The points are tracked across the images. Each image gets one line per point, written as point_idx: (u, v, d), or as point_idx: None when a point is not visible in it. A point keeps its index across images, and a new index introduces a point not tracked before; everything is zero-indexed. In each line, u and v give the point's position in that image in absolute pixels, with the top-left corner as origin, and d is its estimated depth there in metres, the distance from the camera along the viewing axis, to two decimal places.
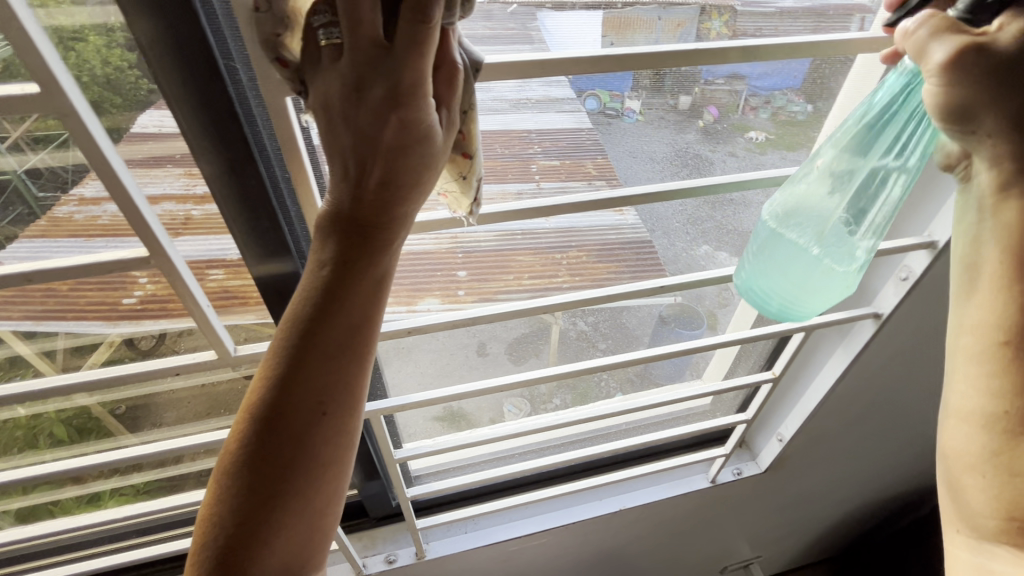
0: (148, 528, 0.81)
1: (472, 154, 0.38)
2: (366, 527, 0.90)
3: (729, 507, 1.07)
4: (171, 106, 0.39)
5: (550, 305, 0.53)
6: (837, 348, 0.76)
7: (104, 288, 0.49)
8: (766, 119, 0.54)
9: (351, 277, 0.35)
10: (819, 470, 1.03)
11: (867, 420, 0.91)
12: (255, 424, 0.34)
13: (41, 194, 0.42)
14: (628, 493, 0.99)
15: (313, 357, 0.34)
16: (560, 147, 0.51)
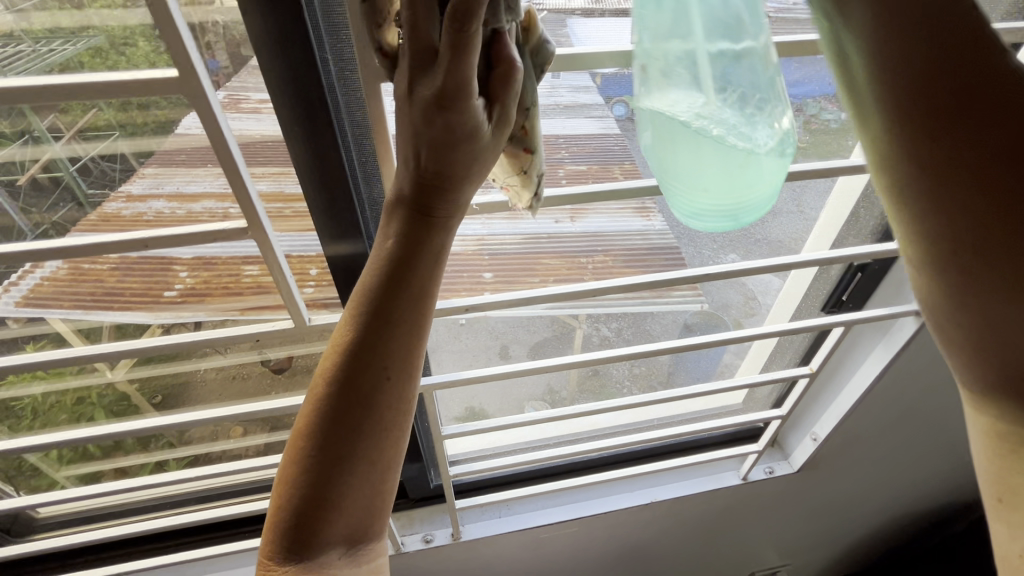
0: (175, 503, 0.83)
1: (533, 150, 0.39)
2: (404, 507, 0.91)
3: (762, 505, 1.06)
4: (273, 98, 0.41)
5: (585, 291, 0.52)
6: (878, 344, 0.74)
7: (147, 280, 0.52)
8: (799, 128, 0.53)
9: (416, 253, 0.36)
10: (853, 475, 1.01)
11: (908, 424, 0.89)
12: (327, 390, 0.35)
13: (90, 191, 0.44)
14: (657, 486, 0.99)
15: (382, 329, 0.35)
16: (586, 153, 0.52)
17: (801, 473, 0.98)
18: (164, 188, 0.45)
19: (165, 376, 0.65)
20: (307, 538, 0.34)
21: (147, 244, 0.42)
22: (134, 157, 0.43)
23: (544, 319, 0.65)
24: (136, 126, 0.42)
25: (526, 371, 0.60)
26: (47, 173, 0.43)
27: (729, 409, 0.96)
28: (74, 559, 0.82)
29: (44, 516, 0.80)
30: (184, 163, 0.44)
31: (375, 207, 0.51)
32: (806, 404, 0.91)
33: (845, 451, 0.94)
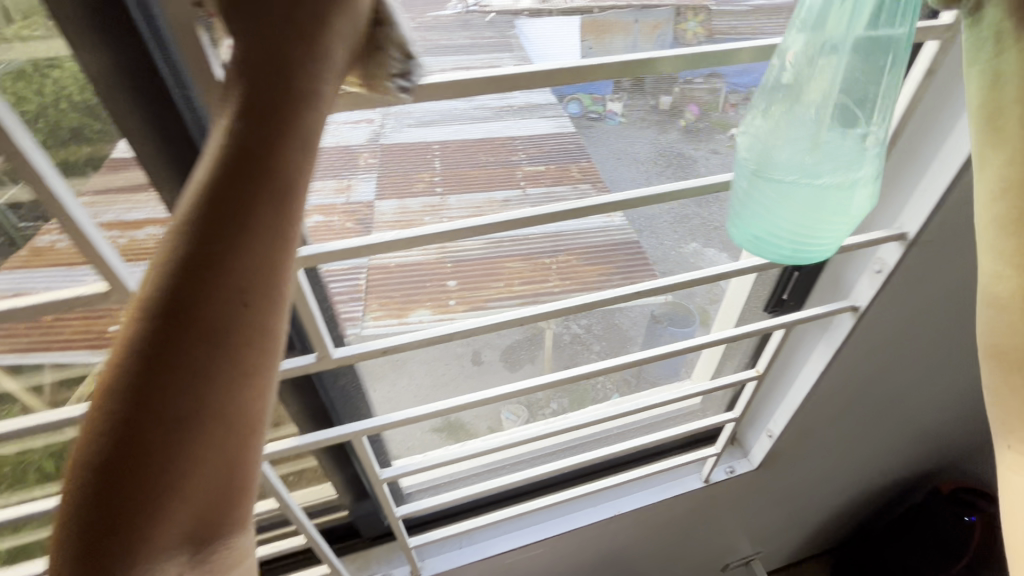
0: None
1: (375, 19, 0.33)
2: (362, 547, 0.89)
3: (722, 505, 1.07)
4: (132, 138, 0.38)
5: (511, 319, 0.50)
6: (819, 340, 0.76)
7: (90, 318, 0.49)
8: None
9: (259, 149, 0.27)
10: (812, 464, 1.03)
11: (854, 413, 0.92)
12: (137, 342, 0.26)
13: (22, 224, 0.42)
14: (622, 498, 0.99)
15: (221, 234, 0.26)
16: (545, 152, 0.52)
17: (761, 469, 1.00)
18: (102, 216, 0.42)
19: None
20: (113, 548, 0.26)
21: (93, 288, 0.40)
22: None
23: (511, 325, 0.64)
24: (67, 161, 0.39)
25: (465, 404, 0.58)
26: None
27: (686, 412, 0.97)
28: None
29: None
30: (125, 189, 0.41)
31: None
32: (759, 403, 0.92)
33: (801, 443, 0.96)
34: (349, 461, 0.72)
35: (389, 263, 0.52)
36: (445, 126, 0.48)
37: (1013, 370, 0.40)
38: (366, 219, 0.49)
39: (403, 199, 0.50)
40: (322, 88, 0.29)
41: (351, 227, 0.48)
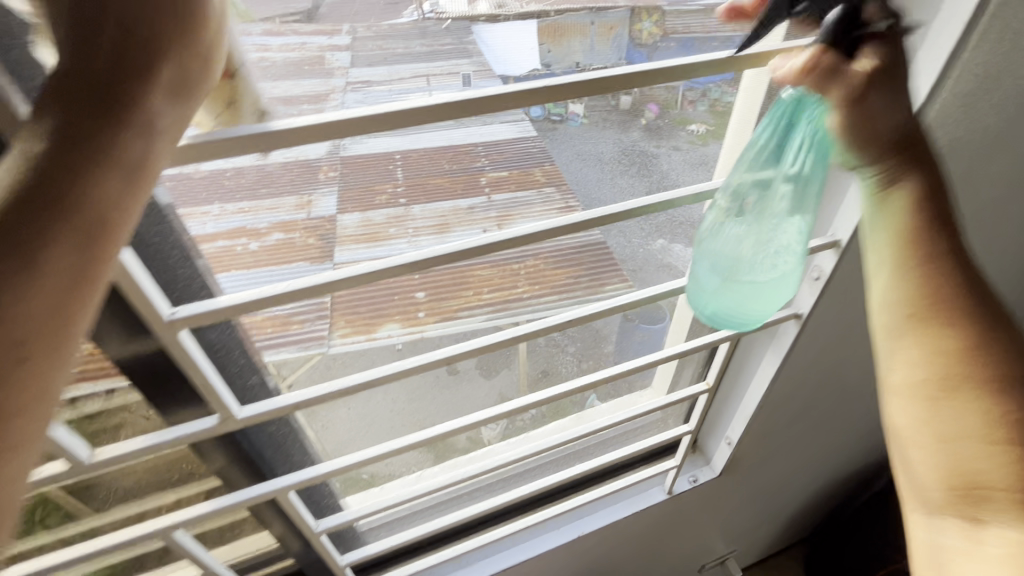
0: None
1: (232, 74, 0.34)
2: None
3: (688, 514, 1.08)
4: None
5: (436, 360, 0.49)
6: (767, 350, 0.77)
7: None
8: (704, 111, 0.55)
9: (66, 166, 0.24)
10: (776, 464, 1.05)
11: (809, 415, 0.94)
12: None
13: None
14: (583, 519, 0.98)
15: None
16: (507, 158, 0.51)
17: (723, 475, 1.00)
18: None
19: None
20: None
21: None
22: None
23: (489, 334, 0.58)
24: None
25: (402, 446, 0.58)
26: None
27: (648, 425, 0.97)
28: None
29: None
30: None
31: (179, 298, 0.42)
32: (715, 412, 0.93)
33: (760, 448, 0.97)
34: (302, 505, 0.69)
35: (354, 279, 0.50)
36: (405, 136, 0.47)
37: (911, 447, 0.43)
38: (329, 234, 0.48)
39: (367, 212, 0.49)
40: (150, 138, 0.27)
41: (315, 241, 0.47)
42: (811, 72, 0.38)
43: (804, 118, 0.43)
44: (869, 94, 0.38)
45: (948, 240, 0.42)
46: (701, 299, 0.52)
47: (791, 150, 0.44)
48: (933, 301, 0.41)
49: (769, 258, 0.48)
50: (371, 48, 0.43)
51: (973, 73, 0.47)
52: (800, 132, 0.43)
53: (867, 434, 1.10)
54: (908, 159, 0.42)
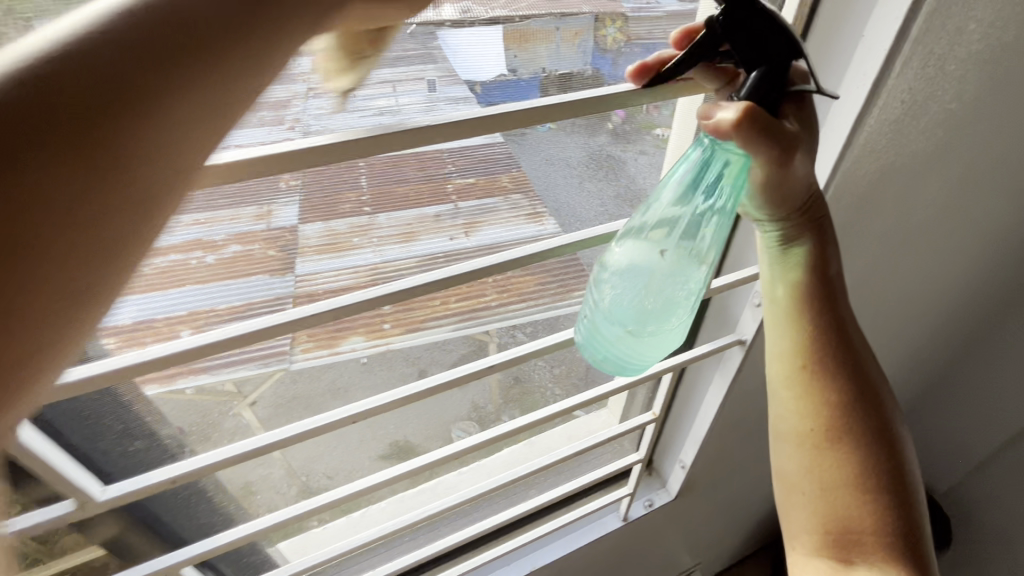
0: None
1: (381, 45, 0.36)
2: None
3: (643, 540, 1.09)
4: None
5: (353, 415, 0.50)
6: (715, 374, 0.79)
7: None
8: (669, 115, 0.55)
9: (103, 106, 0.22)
10: (730, 482, 1.07)
11: (754, 437, 0.97)
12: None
13: None
14: (539, 551, 0.97)
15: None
16: (474, 164, 0.50)
17: (680, 497, 1.01)
18: None
19: None
20: None
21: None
22: None
23: (458, 338, 0.58)
24: None
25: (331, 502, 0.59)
26: None
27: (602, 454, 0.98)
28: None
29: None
30: None
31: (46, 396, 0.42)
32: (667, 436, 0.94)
33: (713, 469, 0.99)
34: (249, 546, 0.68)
35: (318, 289, 0.49)
36: None
37: (794, 490, 0.55)
38: (290, 244, 0.47)
39: (330, 221, 0.47)
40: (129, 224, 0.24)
41: (275, 253, 0.47)
42: (746, 124, 0.38)
43: (718, 184, 0.45)
44: (794, 155, 0.41)
45: (825, 300, 0.52)
46: (599, 343, 0.50)
47: (704, 191, 0.45)
48: (817, 356, 0.53)
49: (667, 301, 0.48)
50: None
51: (899, 98, 0.53)
52: (717, 193, 0.45)
53: None
54: (810, 223, 0.50)
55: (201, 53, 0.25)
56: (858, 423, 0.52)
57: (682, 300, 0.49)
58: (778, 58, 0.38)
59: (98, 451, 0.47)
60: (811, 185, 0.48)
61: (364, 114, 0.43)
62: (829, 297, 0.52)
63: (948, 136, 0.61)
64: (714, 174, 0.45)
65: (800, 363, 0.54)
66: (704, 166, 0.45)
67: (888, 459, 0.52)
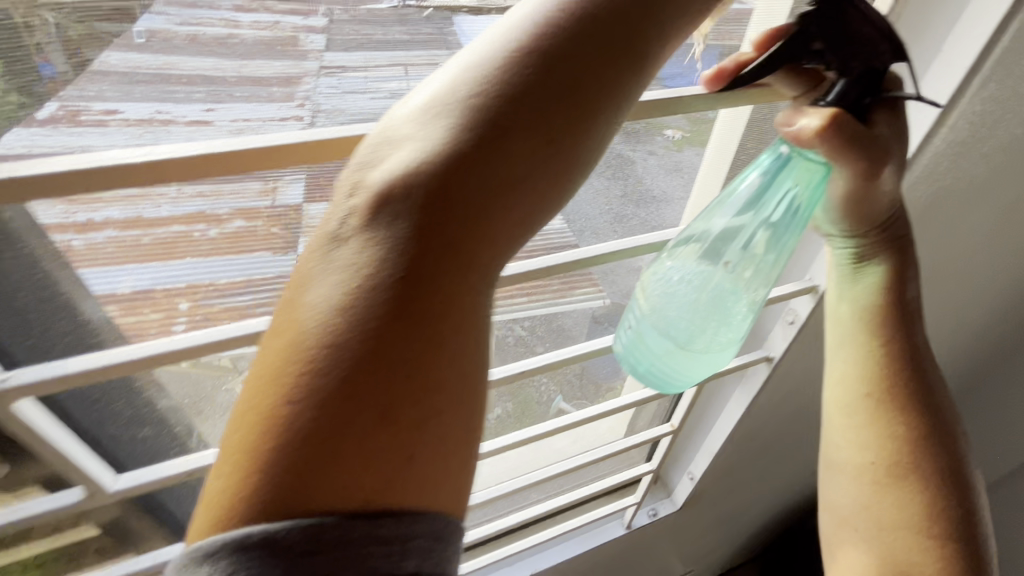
0: None
1: None
2: None
3: (642, 550, 1.10)
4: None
5: None
6: (737, 389, 0.81)
7: None
8: (680, 118, 0.55)
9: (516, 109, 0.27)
10: (734, 493, 1.09)
11: (769, 452, 0.99)
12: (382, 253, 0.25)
13: None
14: (537, 556, 0.98)
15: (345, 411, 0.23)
16: None
17: (683, 508, 1.03)
18: None
19: None
20: None
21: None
22: None
23: None
24: None
25: None
26: None
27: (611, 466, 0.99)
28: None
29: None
30: None
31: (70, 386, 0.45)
32: (679, 447, 0.96)
33: (720, 482, 1.01)
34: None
35: None
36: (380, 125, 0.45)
37: (849, 525, 0.55)
38: (294, 223, 0.46)
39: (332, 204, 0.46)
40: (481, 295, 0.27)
41: (278, 230, 0.46)
42: (831, 134, 0.37)
43: (789, 202, 0.44)
44: (878, 169, 0.40)
45: (903, 326, 0.50)
46: (651, 359, 0.49)
47: (769, 203, 0.44)
48: (885, 387, 0.51)
49: (720, 317, 0.47)
50: (348, 32, 0.41)
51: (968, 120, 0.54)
52: (787, 211, 0.44)
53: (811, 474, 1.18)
54: (891, 241, 0.48)
55: (578, 49, 0.28)
56: (929, 460, 0.50)
57: (740, 319, 0.47)
58: (875, 54, 0.36)
59: (107, 434, 0.50)
60: (896, 200, 0.46)
61: (376, 95, 0.43)
62: (904, 320, 0.50)
63: (1008, 162, 0.61)
64: (778, 186, 0.44)
65: (866, 394, 0.52)
66: (768, 176, 0.44)
67: (958, 498, 0.50)
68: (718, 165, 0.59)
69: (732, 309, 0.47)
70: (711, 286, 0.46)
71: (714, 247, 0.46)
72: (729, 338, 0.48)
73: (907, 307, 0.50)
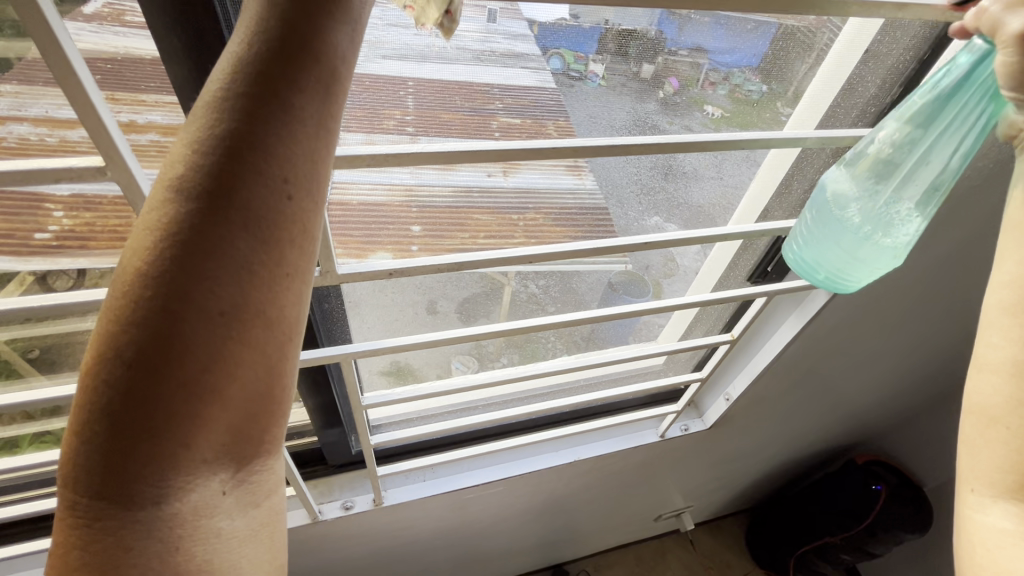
0: (49, 481, 0.74)
1: None
2: (322, 475, 0.93)
3: (664, 459, 1.21)
4: (153, 34, 0.36)
5: (514, 256, 0.53)
6: (790, 314, 0.83)
7: (11, 219, 0.44)
8: (724, 96, 0.54)
9: (240, 181, 0.25)
10: (756, 424, 1.17)
11: (805, 382, 1.04)
12: (131, 337, 0.23)
13: None
14: (582, 445, 1.09)
15: (151, 395, 0.23)
16: (522, 106, 0.50)
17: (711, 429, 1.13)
18: (27, 110, 0.40)
19: (39, 336, 0.56)
20: None
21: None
22: (10, 54, 0.37)
23: (473, 276, 0.63)
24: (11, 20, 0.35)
25: (455, 339, 0.60)
26: None
27: (652, 370, 1.02)
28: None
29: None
30: (52, 80, 0.39)
31: None
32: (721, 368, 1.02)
33: (750, 407, 1.08)
34: (322, 389, 0.72)
35: (350, 200, 0.49)
36: (420, 62, 0.45)
37: (990, 427, 0.42)
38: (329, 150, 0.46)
39: (371, 134, 0.48)
40: (281, 289, 0.27)
41: None
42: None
43: (981, 97, 0.44)
44: None
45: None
46: (818, 249, 0.52)
47: (960, 109, 0.45)
48: None
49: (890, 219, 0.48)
50: None
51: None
52: (978, 109, 0.45)
53: (838, 414, 1.24)
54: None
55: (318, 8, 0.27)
56: None
57: (910, 226, 0.48)
58: None
59: None
60: None
61: (419, 33, 0.43)
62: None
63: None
64: (985, 86, 0.43)
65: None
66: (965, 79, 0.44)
67: None
68: (823, 89, 0.57)
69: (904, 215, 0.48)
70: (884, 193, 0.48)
71: (891, 151, 0.47)
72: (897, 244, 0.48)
73: None
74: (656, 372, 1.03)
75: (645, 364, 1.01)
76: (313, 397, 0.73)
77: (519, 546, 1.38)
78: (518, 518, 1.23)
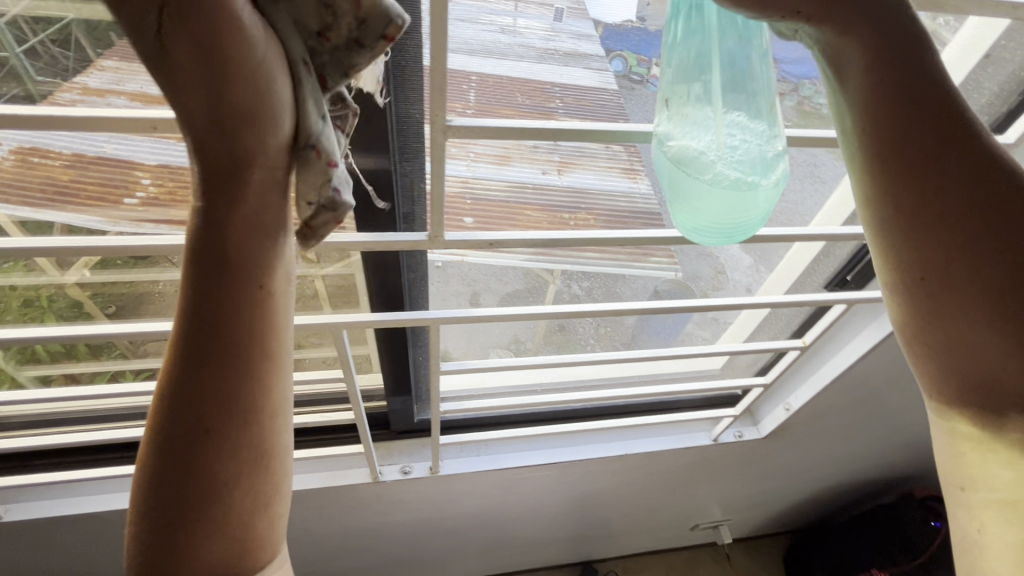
0: (122, 415, 0.82)
1: None
2: (387, 438, 0.97)
3: (710, 466, 1.18)
4: None
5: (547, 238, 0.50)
6: (868, 325, 0.81)
7: (107, 184, 0.49)
8: (791, 107, 0.53)
9: (207, 296, 0.27)
10: (817, 439, 1.13)
11: (869, 403, 1.00)
12: (153, 476, 0.26)
13: (38, 77, 0.42)
14: (632, 441, 1.08)
15: (169, 520, 0.26)
16: (582, 105, 0.50)
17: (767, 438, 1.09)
18: (126, 85, 0.43)
19: (122, 286, 0.61)
20: None
21: (67, 125, 0.38)
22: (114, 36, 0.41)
23: (518, 272, 0.65)
24: None
25: (505, 316, 0.59)
26: (96, 47, 0.41)
27: (707, 373, 1.00)
28: (33, 461, 0.83)
29: (2, 416, 0.79)
30: None
31: (417, 135, 0.47)
32: (783, 379, 0.99)
33: (812, 420, 1.04)
34: (398, 354, 0.75)
35: (410, 187, 0.51)
36: (486, 57, 0.46)
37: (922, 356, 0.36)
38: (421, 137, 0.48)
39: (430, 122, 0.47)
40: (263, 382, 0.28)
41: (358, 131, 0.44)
42: None
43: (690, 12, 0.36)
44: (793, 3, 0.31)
45: (913, 119, 0.32)
46: (682, 220, 0.38)
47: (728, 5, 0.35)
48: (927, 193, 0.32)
49: (745, 153, 0.36)
50: None
51: None
52: None
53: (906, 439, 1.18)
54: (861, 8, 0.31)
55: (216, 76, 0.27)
56: None
57: (773, 141, 0.37)
58: None
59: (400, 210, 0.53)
60: None
61: (486, 27, 0.45)
62: (927, 114, 0.32)
63: None
64: None
65: (889, 208, 0.33)
66: None
67: None
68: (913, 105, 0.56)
69: (757, 145, 0.36)
70: (720, 128, 0.36)
71: (677, 104, 0.37)
72: (773, 168, 0.37)
73: (914, 78, 0.32)
74: (712, 375, 1.01)
75: (702, 366, 0.99)
76: (389, 362, 0.77)
77: (549, 536, 1.39)
78: (550, 507, 1.24)
